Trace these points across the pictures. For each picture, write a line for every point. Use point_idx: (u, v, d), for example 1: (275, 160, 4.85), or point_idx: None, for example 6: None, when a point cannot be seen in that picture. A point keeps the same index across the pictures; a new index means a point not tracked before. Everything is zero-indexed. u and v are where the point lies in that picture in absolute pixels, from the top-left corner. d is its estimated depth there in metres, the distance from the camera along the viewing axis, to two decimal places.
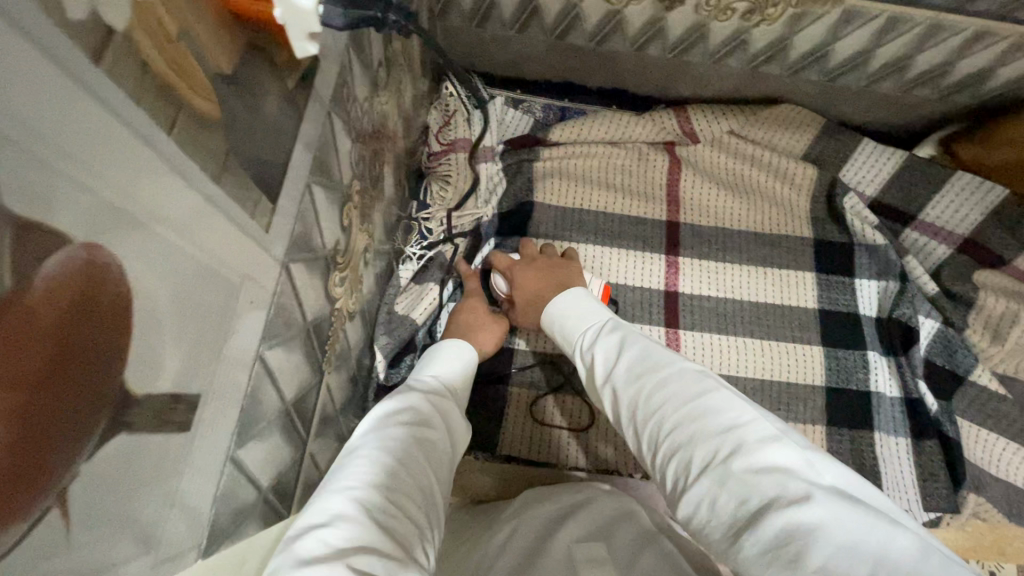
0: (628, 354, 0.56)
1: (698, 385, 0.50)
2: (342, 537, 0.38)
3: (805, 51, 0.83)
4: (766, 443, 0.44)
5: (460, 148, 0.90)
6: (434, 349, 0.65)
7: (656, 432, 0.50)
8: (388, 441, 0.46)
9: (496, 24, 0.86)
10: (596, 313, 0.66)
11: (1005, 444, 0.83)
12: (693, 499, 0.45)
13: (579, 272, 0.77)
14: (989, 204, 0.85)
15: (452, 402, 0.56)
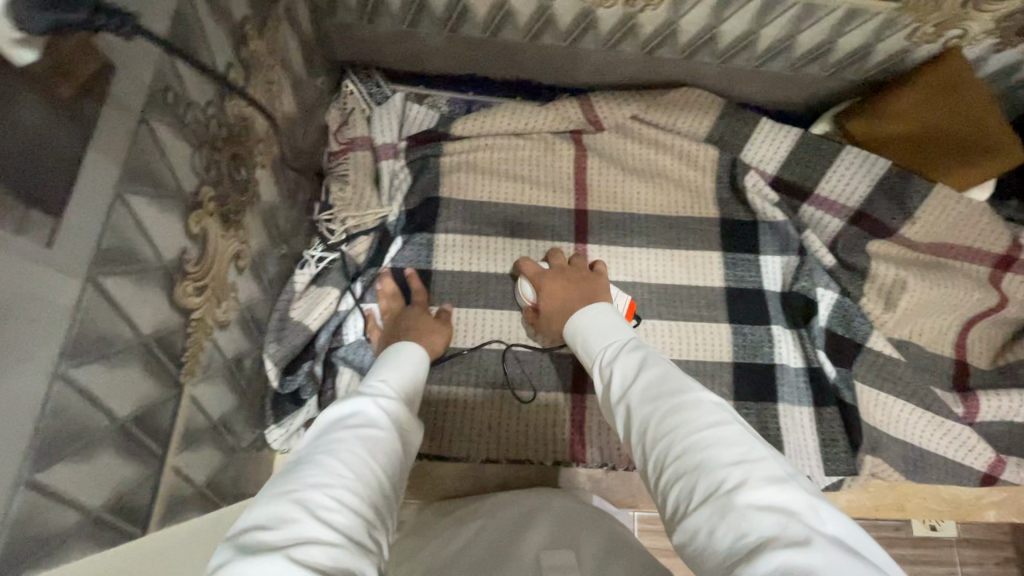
0: (643, 373, 0.56)
1: (709, 415, 0.50)
2: (281, 534, 0.39)
3: (693, 35, 0.85)
4: (772, 485, 0.44)
5: (360, 146, 0.90)
6: (392, 349, 0.65)
7: (660, 455, 0.49)
8: (347, 448, 0.47)
9: (387, 19, 0.85)
10: (619, 333, 0.65)
11: (900, 404, 0.87)
12: (691, 526, 0.44)
13: (604, 288, 0.80)
14: (876, 175, 0.88)
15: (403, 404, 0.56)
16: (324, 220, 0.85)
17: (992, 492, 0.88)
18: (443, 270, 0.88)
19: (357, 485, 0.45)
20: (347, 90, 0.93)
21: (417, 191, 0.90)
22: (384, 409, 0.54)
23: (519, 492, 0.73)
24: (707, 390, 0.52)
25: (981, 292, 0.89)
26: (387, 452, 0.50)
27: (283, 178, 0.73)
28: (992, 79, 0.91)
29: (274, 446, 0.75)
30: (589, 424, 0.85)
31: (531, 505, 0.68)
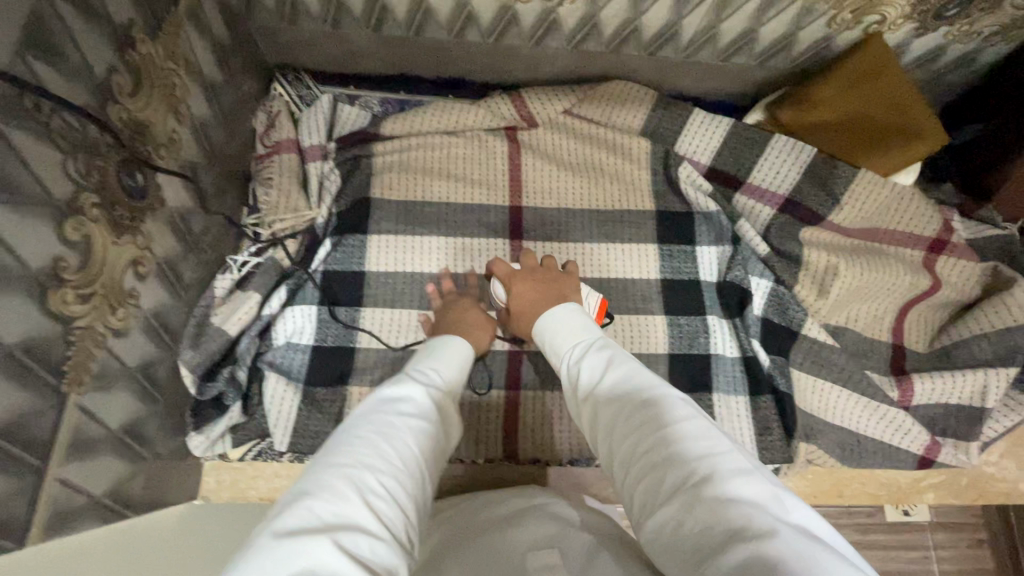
0: (615, 371, 0.56)
1: (678, 410, 0.50)
2: (329, 512, 0.43)
3: (616, 26, 0.85)
4: (739, 478, 0.43)
5: (286, 149, 0.89)
6: (439, 340, 0.69)
7: (630, 451, 0.49)
8: (400, 439, 0.52)
9: (308, 20, 0.85)
10: (587, 333, 0.65)
11: (837, 391, 0.87)
12: (658, 520, 0.44)
13: (573, 287, 0.80)
14: (804, 162, 0.89)
15: (449, 402, 0.61)
16: (250, 224, 0.86)
17: (930, 475, 0.89)
18: (376, 271, 0.87)
19: (401, 478, 0.49)
20: (276, 93, 0.92)
21: (348, 193, 0.90)
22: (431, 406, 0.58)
23: (504, 494, 0.68)
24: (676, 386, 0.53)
25: (914, 276, 0.89)
26: (429, 450, 0.54)
27: (197, 183, 0.72)
28: (918, 63, 0.92)
29: (195, 453, 0.74)
30: (523, 420, 0.86)
31: (516, 505, 0.63)
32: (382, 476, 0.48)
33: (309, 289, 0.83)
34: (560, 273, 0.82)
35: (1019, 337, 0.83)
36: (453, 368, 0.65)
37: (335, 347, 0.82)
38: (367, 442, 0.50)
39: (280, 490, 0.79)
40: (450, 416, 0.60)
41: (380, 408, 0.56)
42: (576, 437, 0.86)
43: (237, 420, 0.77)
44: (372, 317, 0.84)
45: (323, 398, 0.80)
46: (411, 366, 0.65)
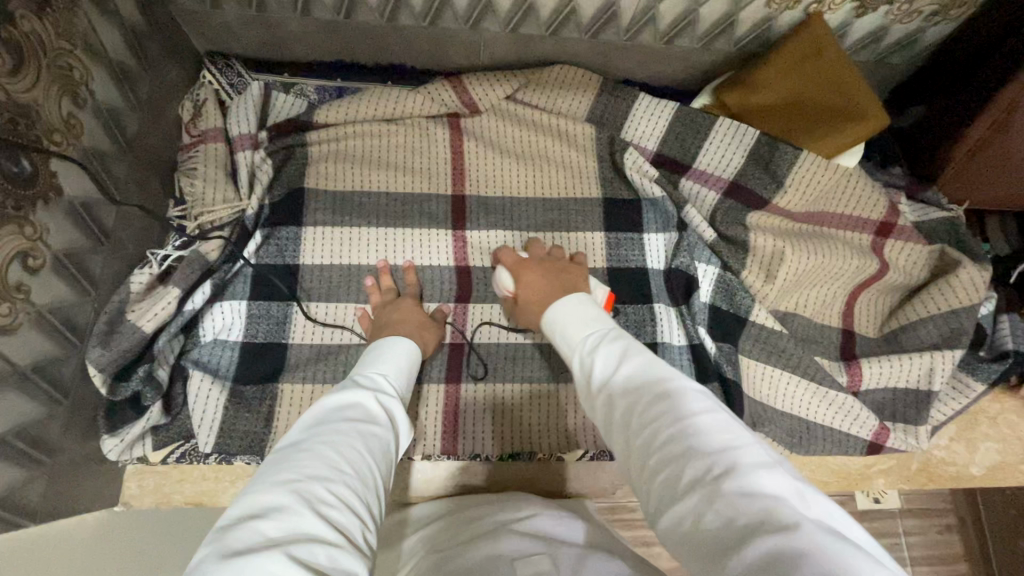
0: (629, 361, 0.53)
1: (697, 401, 0.48)
2: (278, 528, 0.41)
3: (552, 8, 0.83)
4: (762, 470, 0.42)
5: (213, 139, 0.85)
6: (377, 346, 0.69)
7: (646, 444, 0.47)
8: (348, 445, 0.50)
9: (231, 3, 0.81)
10: (597, 322, 0.61)
11: (786, 377, 0.85)
12: (677, 514, 0.42)
13: (580, 277, 0.77)
14: (747, 146, 0.87)
15: (398, 403, 0.61)
16: (176, 216, 0.82)
17: (880, 460, 0.88)
18: (310, 265, 0.83)
19: (354, 484, 0.48)
20: (206, 81, 0.88)
21: (281, 183, 0.86)
22: (380, 409, 0.57)
23: (489, 507, 0.71)
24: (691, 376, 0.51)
25: (862, 259, 0.87)
26: (383, 454, 0.53)
27: (107, 171, 0.69)
28: (861, 45, 0.91)
29: (110, 458, 0.70)
30: (463, 416, 0.82)
31: (503, 517, 0.66)
32: (334, 485, 0.46)
33: (239, 286, 0.79)
34: (568, 263, 0.79)
35: (964, 319, 0.83)
36: (400, 374, 0.65)
37: (267, 343, 0.79)
38: (312, 452, 0.49)
39: (207, 492, 0.76)
40: (400, 417, 0.60)
41: (323, 417, 0.54)
42: (518, 432, 0.83)
43: (157, 422, 0.73)
44: (305, 312, 0.81)
45: (252, 396, 0.77)
46: (358, 372, 0.64)
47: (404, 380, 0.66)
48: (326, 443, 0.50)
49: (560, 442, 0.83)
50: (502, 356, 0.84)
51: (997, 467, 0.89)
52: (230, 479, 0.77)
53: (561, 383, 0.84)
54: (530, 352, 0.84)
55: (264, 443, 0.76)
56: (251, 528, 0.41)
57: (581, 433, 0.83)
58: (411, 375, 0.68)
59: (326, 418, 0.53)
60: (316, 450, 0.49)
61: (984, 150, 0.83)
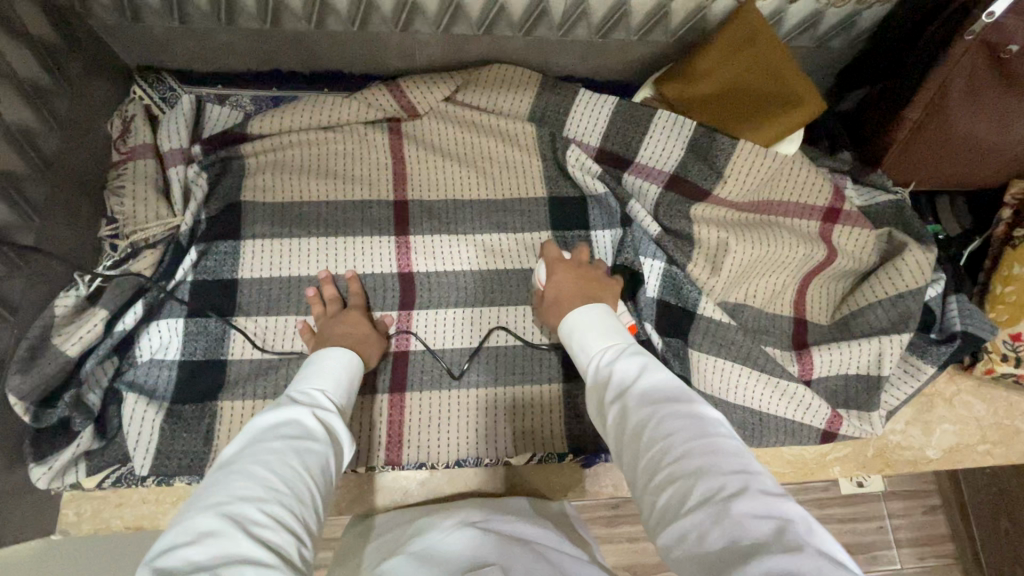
0: (648, 377, 0.53)
1: (713, 426, 0.48)
2: (204, 552, 0.40)
3: (480, 7, 0.83)
4: (773, 496, 0.42)
5: (143, 155, 0.83)
6: (313, 358, 0.65)
7: (656, 458, 0.46)
8: (283, 463, 0.48)
9: (154, 16, 0.81)
10: (617, 335, 0.61)
11: (738, 369, 0.84)
12: (681, 528, 0.42)
13: (612, 294, 0.74)
14: (685, 138, 0.87)
15: (337, 417, 0.58)
16: (108, 236, 0.81)
17: (836, 448, 0.87)
18: (249, 278, 0.81)
19: (290, 503, 0.46)
20: (136, 96, 0.87)
21: (217, 198, 0.84)
22: (315, 423, 0.54)
23: (449, 513, 0.71)
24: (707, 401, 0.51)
25: (808, 246, 0.86)
26: (324, 470, 0.51)
27: (22, 194, 0.68)
28: (799, 31, 0.91)
29: (39, 486, 0.69)
30: (410, 422, 0.81)
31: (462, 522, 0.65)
32: (268, 505, 0.44)
33: (176, 302, 0.78)
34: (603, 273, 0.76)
35: (911, 302, 0.82)
36: (339, 389, 0.62)
37: (206, 360, 0.77)
38: (247, 472, 0.46)
39: (148, 516, 0.75)
40: (339, 432, 0.57)
41: (258, 434, 0.51)
42: (466, 437, 0.81)
43: (89, 447, 0.72)
44: (242, 327, 0.79)
45: (190, 415, 0.75)
46: (290, 390, 0.60)
47: (343, 394, 0.63)
48: (258, 461, 0.47)
49: (509, 447, 0.81)
50: (449, 363, 0.83)
51: (954, 449, 0.88)
52: (171, 501, 0.76)
53: (511, 386, 0.83)
54: (476, 357, 0.83)
55: (204, 462, 0.74)
56: (180, 554, 0.40)
57: (532, 436, 0.82)
58: (351, 389, 0.65)
59: (261, 435, 0.51)
60: (249, 469, 0.46)
61: (924, 128, 0.82)
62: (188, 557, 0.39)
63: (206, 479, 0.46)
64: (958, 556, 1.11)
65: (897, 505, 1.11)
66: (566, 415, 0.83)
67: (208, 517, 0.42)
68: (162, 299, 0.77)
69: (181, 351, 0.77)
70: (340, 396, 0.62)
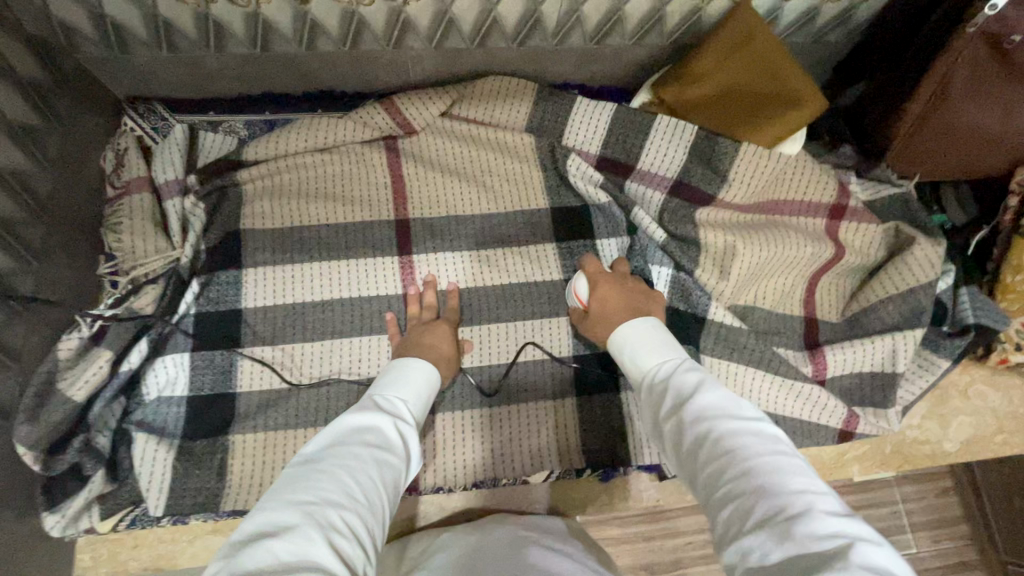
0: (705, 392, 0.52)
1: (771, 444, 0.46)
2: (289, 551, 0.40)
3: (473, 21, 0.81)
4: (840, 517, 0.40)
5: (137, 189, 0.82)
6: (399, 363, 0.67)
7: (715, 476, 0.45)
8: (363, 472, 0.49)
9: (142, 47, 0.79)
10: (670, 352, 0.60)
11: (753, 373, 0.83)
12: (743, 546, 0.40)
13: (658, 305, 0.74)
14: (688, 142, 0.86)
15: (416, 431, 0.59)
16: (108, 273, 0.80)
17: (853, 446, 0.87)
18: (253, 308, 0.80)
19: (365, 514, 0.46)
20: (127, 127, 0.86)
21: (215, 227, 0.82)
22: (396, 434, 0.55)
23: (463, 531, 0.71)
24: (769, 419, 0.50)
25: (816, 245, 0.86)
26: (395, 484, 0.52)
27: (18, 239, 0.67)
28: (795, 26, 0.90)
29: (53, 534, 0.68)
30: (427, 448, 0.79)
31: (475, 542, 0.65)
32: (346, 512, 0.45)
33: (180, 337, 0.76)
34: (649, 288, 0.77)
35: (922, 296, 0.81)
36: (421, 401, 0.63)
37: (214, 395, 0.76)
38: (331, 475, 0.47)
39: (166, 555, 0.74)
40: (414, 447, 0.57)
41: (341, 438, 0.52)
42: (481, 457, 0.80)
43: (102, 490, 0.71)
44: (250, 358, 0.78)
45: (202, 451, 0.74)
46: (374, 393, 0.62)
47: (422, 406, 0.64)
48: (341, 466, 0.48)
49: (525, 466, 0.80)
50: (461, 384, 0.81)
51: (971, 441, 0.88)
52: (187, 539, 0.75)
53: (525, 405, 0.82)
54: (489, 376, 0.82)
55: (218, 498, 0.73)
56: (264, 548, 0.40)
57: (548, 453, 0.81)
58: (429, 400, 0.66)
59: (345, 438, 0.52)
60: (333, 473, 0.48)
61: (927, 122, 0.81)
62: (274, 553, 0.40)
63: (288, 477, 0.47)
64: (973, 539, 1.10)
65: (910, 493, 1.09)
66: (581, 429, 0.82)
67: (290, 515, 0.43)
68: (168, 335, 0.76)
69: (188, 386, 0.75)
70: (417, 404, 0.63)
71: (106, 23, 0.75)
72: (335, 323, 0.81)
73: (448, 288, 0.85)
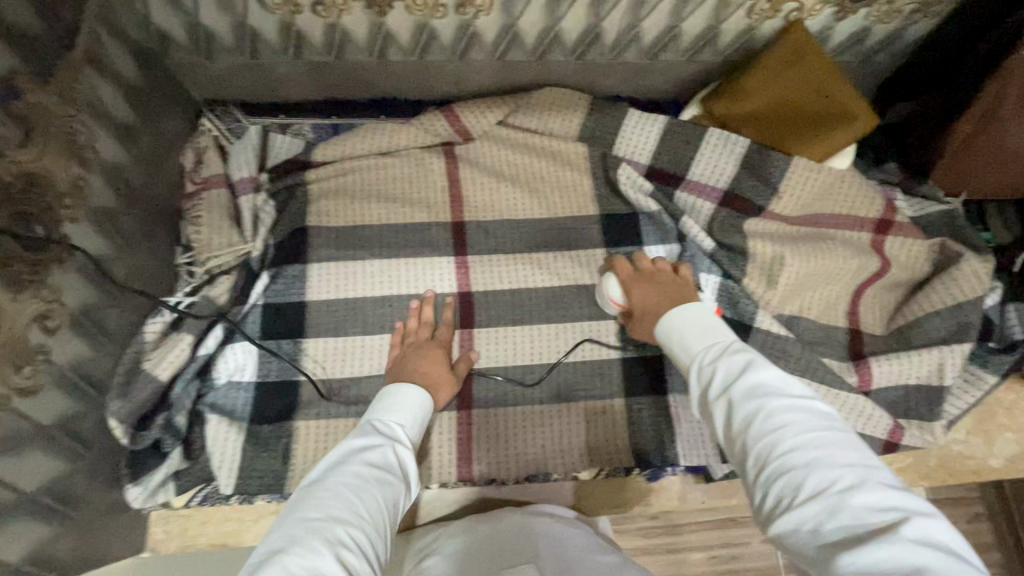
0: (753, 372, 0.54)
1: (819, 424, 0.49)
2: (301, 565, 0.43)
3: (538, 34, 0.85)
4: (890, 491, 0.43)
5: (216, 185, 0.87)
6: (393, 388, 0.69)
7: (766, 452, 0.48)
8: (366, 491, 0.52)
9: (226, 54, 0.85)
10: (718, 333, 0.62)
11: (799, 382, 0.84)
12: (795, 518, 0.44)
13: (691, 289, 0.77)
14: (738, 155, 0.89)
15: (413, 451, 0.61)
16: (185, 264, 0.84)
17: (897, 458, 0.87)
18: (317, 300, 0.84)
19: (370, 529, 0.49)
20: (205, 128, 0.91)
21: (284, 223, 0.87)
22: (398, 455, 0.59)
23: (475, 521, 0.73)
24: (819, 397, 0.52)
25: (862, 258, 0.88)
26: (398, 501, 0.54)
27: (116, 227, 0.71)
28: (846, 45, 0.92)
29: (135, 506, 0.72)
30: (477, 440, 0.82)
31: (487, 534, 0.68)
32: (351, 528, 0.48)
33: (250, 325, 0.81)
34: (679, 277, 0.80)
35: (970, 311, 0.83)
36: (416, 423, 0.66)
37: (280, 381, 0.80)
38: (334, 494, 0.50)
39: (231, 533, 0.78)
40: (411, 467, 0.59)
41: (342, 459, 0.55)
42: (528, 452, 0.82)
43: (180, 467, 0.76)
44: (315, 348, 0.82)
45: (269, 435, 0.78)
46: (372, 417, 0.65)
47: (418, 429, 0.67)
48: (344, 485, 0.52)
49: (573, 462, 0.82)
50: (513, 380, 0.84)
51: (1016, 459, 0.88)
52: (251, 518, 0.79)
53: (573, 404, 0.84)
54: (538, 374, 0.85)
55: (284, 480, 0.77)
56: (278, 564, 0.43)
57: (595, 452, 0.83)
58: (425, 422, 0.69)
59: (347, 458, 0.55)
60: (337, 492, 0.51)
61: (975, 140, 0.83)
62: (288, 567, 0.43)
63: (297, 498, 0.51)
64: (1010, 563, 1.08)
65: (944, 511, 1.09)
66: (628, 429, 0.84)
67: (301, 534, 0.46)
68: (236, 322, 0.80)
69: (255, 372, 0.79)
70: (413, 425, 0.66)
71: (199, 30, 0.80)
72: (392, 319, 0.85)
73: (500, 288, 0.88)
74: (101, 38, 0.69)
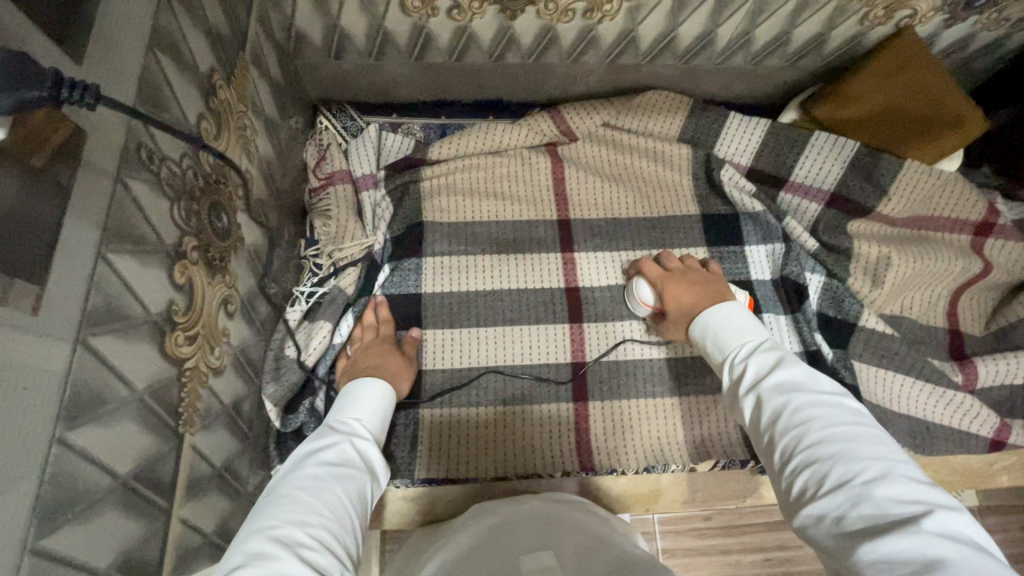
0: (782, 369, 0.55)
1: (846, 418, 0.49)
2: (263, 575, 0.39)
3: (654, 38, 0.88)
4: (916, 483, 0.42)
5: (339, 180, 0.91)
6: (348, 389, 0.65)
7: (792, 445, 0.48)
8: (327, 489, 0.48)
9: (353, 55, 0.88)
10: (751, 333, 0.63)
11: (904, 379, 0.86)
12: (819, 508, 0.44)
13: (725, 287, 0.78)
14: (847, 157, 0.91)
15: (373, 446, 0.57)
16: (310, 256, 0.87)
17: (1002, 458, 0.88)
18: (433, 292, 0.87)
19: (335, 528, 0.45)
20: (323, 126, 0.95)
21: (400, 218, 0.90)
22: (355, 452, 0.55)
23: (493, 506, 0.68)
24: (847, 394, 0.52)
25: (966, 260, 0.89)
26: (363, 495, 0.51)
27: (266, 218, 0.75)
28: (948, 52, 0.95)
29: None
30: (595, 431, 0.84)
31: (506, 514, 0.64)
32: (314, 528, 0.44)
33: None
34: (707, 272, 0.82)
35: None
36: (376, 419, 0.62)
37: None
38: (293, 498, 0.46)
39: None
40: (373, 459, 0.56)
41: (299, 463, 0.51)
42: (642, 444, 0.84)
43: None
44: (436, 339, 0.85)
45: (401, 422, 0.82)
46: (330, 419, 0.61)
47: (380, 424, 0.63)
48: (301, 487, 0.47)
49: (687, 454, 0.84)
50: (626, 374, 0.86)
51: None
52: None
53: (685, 398, 0.86)
54: (650, 368, 0.87)
55: (411, 465, 0.81)
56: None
57: (709, 445, 0.85)
58: (386, 417, 0.65)
59: (303, 461, 0.51)
60: (296, 496, 0.46)
61: None
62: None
63: (253, 508, 0.46)
64: None
65: None
66: (738, 423, 0.85)
67: (261, 542, 0.41)
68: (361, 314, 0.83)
69: None
70: (373, 422, 0.62)
71: (335, 32, 0.83)
72: (505, 312, 0.87)
73: (608, 284, 0.90)
74: (260, 39, 0.73)
